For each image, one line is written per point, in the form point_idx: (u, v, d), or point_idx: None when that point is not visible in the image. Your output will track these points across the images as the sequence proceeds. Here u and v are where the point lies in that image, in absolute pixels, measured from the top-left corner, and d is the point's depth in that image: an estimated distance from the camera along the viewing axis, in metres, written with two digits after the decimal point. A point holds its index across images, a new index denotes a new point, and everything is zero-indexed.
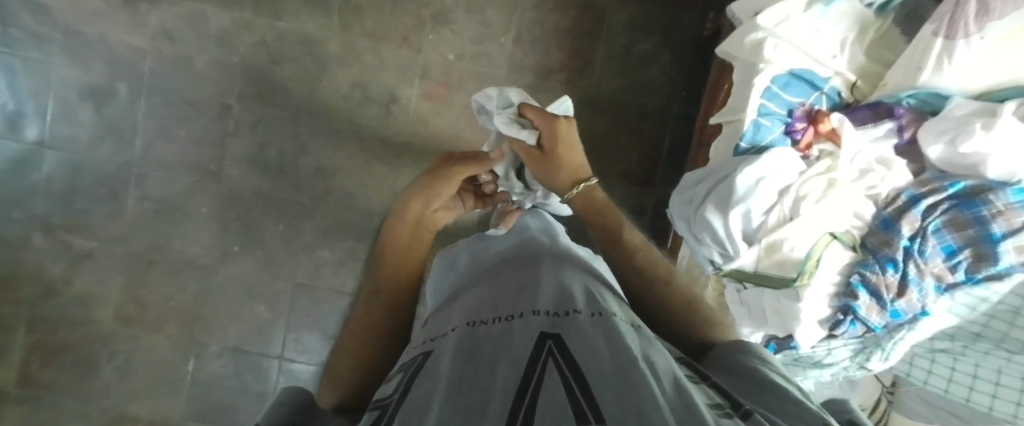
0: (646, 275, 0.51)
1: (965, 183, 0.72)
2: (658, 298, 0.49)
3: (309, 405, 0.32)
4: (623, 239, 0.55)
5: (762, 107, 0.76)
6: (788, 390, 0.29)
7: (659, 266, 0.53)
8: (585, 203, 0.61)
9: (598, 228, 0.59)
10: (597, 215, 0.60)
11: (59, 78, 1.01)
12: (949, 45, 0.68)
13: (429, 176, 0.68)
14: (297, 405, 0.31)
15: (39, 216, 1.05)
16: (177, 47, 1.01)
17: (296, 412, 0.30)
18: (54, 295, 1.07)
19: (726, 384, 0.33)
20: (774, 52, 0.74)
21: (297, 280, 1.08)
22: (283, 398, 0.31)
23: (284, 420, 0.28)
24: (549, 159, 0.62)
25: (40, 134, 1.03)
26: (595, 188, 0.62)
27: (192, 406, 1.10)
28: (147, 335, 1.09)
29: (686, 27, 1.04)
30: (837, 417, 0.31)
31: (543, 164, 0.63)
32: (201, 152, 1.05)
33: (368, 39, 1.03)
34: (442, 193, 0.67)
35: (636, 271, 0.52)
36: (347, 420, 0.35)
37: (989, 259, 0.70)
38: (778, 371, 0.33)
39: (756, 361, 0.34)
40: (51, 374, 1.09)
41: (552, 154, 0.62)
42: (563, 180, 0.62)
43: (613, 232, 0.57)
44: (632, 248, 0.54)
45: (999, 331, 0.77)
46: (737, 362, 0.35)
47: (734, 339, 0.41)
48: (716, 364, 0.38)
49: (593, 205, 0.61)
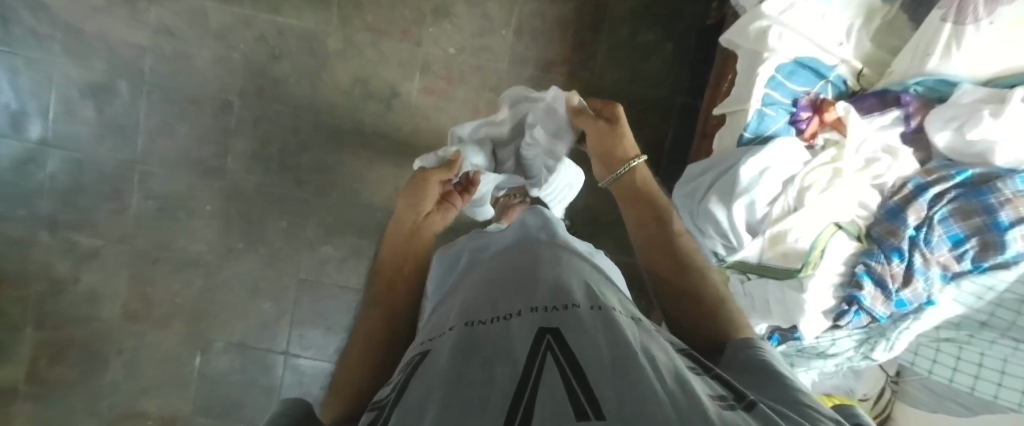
0: (682, 260, 0.52)
1: (972, 171, 0.71)
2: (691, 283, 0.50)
3: (309, 414, 0.33)
4: (673, 224, 0.55)
5: (766, 96, 0.75)
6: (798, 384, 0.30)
7: (698, 254, 0.54)
8: (641, 182, 0.60)
9: (647, 212, 0.57)
10: (644, 196, 0.59)
11: (60, 76, 1.01)
12: (957, 30, 0.67)
13: (410, 186, 0.67)
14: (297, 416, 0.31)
15: (43, 214, 1.05)
16: (177, 43, 1.01)
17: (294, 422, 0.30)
18: (61, 292, 1.08)
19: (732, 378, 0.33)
20: (779, 41, 0.73)
21: (301, 276, 1.09)
22: (283, 410, 0.32)
23: None
24: (612, 132, 0.61)
25: (43, 132, 1.03)
26: (646, 169, 0.61)
27: (200, 401, 1.12)
28: (155, 332, 1.10)
29: (689, 17, 1.03)
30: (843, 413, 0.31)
31: (606, 137, 0.61)
32: (203, 149, 1.05)
33: (368, 33, 1.02)
34: (422, 200, 0.65)
35: (672, 258, 0.53)
36: None
37: (996, 248, 0.69)
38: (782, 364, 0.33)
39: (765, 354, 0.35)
40: (60, 370, 1.10)
41: (613, 126, 0.61)
42: (621, 154, 0.61)
43: (659, 216, 0.57)
44: (679, 234, 0.55)
45: (1004, 320, 0.76)
46: (744, 358, 0.36)
47: (744, 337, 0.41)
48: (725, 361, 0.38)
49: (643, 184, 0.60)
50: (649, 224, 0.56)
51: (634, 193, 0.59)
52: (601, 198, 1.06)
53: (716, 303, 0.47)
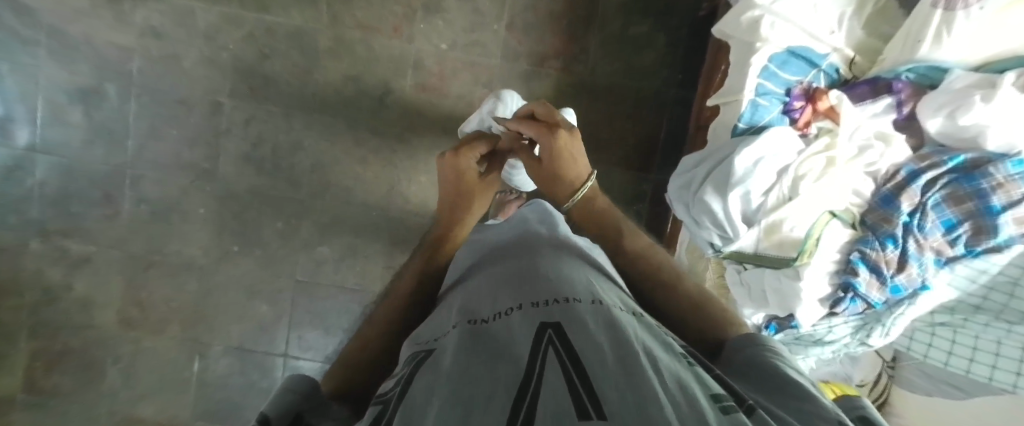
0: (649, 277, 0.49)
1: (965, 156, 0.72)
2: (667, 294, 0.47)
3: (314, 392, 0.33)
4: (626, 249, 0.53)
5: (759, 86, 0.75)
6: (795, 381, 0.30)
7: (666, 267, 0.51)
8: (589, 212, 0.59)
9: (603, 235, 0.56)
10: (597, 221, 0.58)
11: (45, 80, 1.00)
12: (947, 17, 0.68)
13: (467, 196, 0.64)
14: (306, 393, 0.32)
15: (34, 222, 1.04)
16: (165, 45, 1.00)
17: (302, 400, 0.31)
18: (55, 300, 1.07)
19: (733, 382, 0.33)
20: (771, 30, 0.73)
21: (298, 277, 1.08)
22: (288, 385, 0.31)
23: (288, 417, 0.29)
24: (548, 169, 0.61)
25: (31, 138, 1.02)
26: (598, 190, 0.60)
27: (199, 405, 1.11)
28: (151, 337, 1.09)
29: (681, 7, 1.02)
30: (850, 414, 0.31)
31: (544, 173, 0.62)
32: (194, 152, 1.04)
33: (359, 30, 1.01)
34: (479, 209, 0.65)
35: (640, 275, 0.50)
36: (347, 411, 0.36)
37: (988, 232, 0.70)
38: (789, 363, 0.33)
39: (763, 348, 0.35)
40: (56, 378, 1.09)
41: (545, 162, 0.61)
42: (559, 191, 0.61)
43: (614, 238, 0.55)
44: (636, 256, 0.52)
45: (998, 302, 0.76)
46: (742, 355, 0.36)
47: (745, 335, 0.39)
48: (726, 360, 0.37)
49: (590, 209, 0.59)
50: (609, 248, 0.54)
51: (589, 219, 0.58)
52: None
53: (694, 309, 0.45)
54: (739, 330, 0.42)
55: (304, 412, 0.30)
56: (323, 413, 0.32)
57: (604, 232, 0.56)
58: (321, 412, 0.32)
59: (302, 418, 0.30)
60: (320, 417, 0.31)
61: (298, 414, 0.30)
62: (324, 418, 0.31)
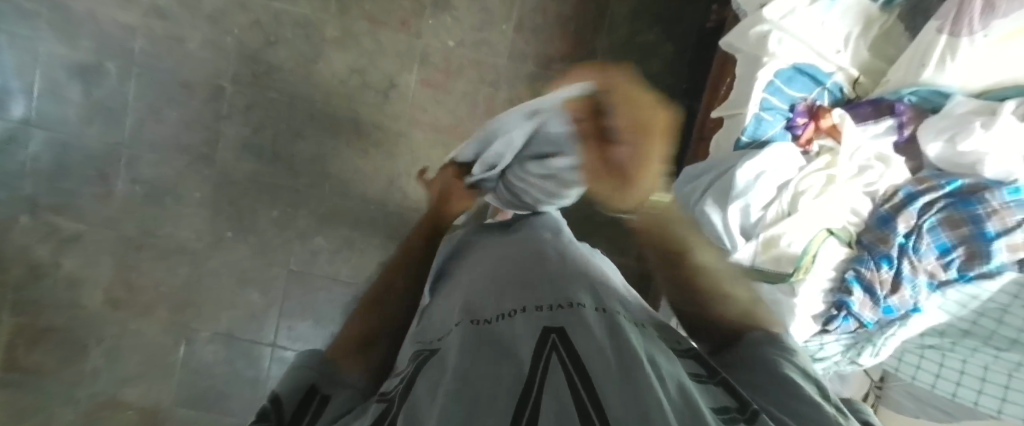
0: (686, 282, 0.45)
1: (962, 181, 0.72)
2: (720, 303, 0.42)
3: (324, 363, 0.33)
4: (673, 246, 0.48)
5: (764, 100, 0.74)
6: (802, 387, 0.29)
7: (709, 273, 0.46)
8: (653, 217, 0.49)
9: (659, 236, 0.49)
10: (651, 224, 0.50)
11: (45, 54, 0.98)
12: (952, 42, 0.68)
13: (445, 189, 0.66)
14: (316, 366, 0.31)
15: (25, 197, 1.02)
16: (169, 26, 0.99)
17: (317, 374, 0.31)
18: (42, 277, 1.05)
19: (736, 375, 0.33)
20: (778, 45, 0.74)
21: (291, 267, 1.07)
22: (302, 362, 0.31)
23: (304, 385, 0.29)
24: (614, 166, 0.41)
25: (26, 112, 1.00)
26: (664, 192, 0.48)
27: (183, 391, 1.09)
28: (138, 320, 1.08)
29: (688, 19, 1.03)
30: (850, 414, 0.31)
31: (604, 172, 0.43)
32: (193, 135, 1.03)
33: (366, 23, 1.01)
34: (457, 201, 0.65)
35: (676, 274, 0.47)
36: (361, 369, 0.35)
37: (981, 257, 0.71)
38: (798, 367, 0.32)
39: (771, 348, 0.34)
40: (38, 356, 1.07)
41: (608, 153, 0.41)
42: (630, 195, 0.41)
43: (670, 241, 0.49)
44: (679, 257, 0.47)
45: (987, 328, 0.78)
46: (746, 353, 0.35)
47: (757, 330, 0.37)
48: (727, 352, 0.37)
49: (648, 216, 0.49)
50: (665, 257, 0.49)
51: (648, 224, 0.50)
52: None
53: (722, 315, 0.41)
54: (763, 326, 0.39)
55: (321, 383, 0.30)
56: (338, 378, 0.32)
57: (663, 236, 0.49)
58: (337, 377, 0.32)
59: (316, 388, 0.30)
60: (338, 388, 0.31)
61: (312, 385, 0.30)
62: (341, 385, 0.31)
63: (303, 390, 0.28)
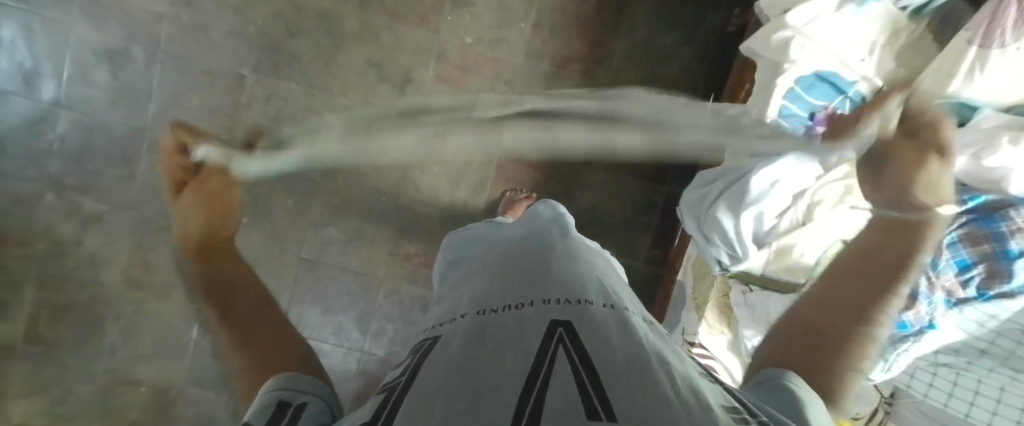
0: (842, 315, 0.39)
1: (987, 197, 0.74)
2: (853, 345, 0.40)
3: (294, 378, 0.38)
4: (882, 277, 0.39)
5: (782, 107, 0.73)
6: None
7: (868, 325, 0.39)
8: (909, 243, 0.38)
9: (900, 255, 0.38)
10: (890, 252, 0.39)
11: (75, 38, 1.01)
12: (983, 52, 0.69)
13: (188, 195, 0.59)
14: (289, 384, 0.38)
15: (51, 176, 1.05)
16: (195, 14, 1.01)
17: (284, 391, 0.37)
18: (64, 254, 1.08)
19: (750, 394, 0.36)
20: (800, 53, 0.77)
21: (303, 255, 1.09)
22: (275, 383, 0.38)
23: (272, 401, 0.36)
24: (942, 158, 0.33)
25: (55, 93, 1.02)
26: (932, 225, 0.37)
27: (196, 370, 1.13)
28: (154, 301, 1.10)
29: (711, 22, 1.03)
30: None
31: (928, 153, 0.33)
32: (212, 120, 1.03)
33: (386, 17, 1.02)
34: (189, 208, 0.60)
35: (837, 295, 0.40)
36: (327, 383, 0.41)
37: (1002, 276, 0.70)
38: (805, 393, 0.36)
39: (783, 377, 0.37)
40: (58, 330, 1.10)
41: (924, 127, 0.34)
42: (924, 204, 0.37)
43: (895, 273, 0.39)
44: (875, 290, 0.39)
45: (1005, 348, 0.75)
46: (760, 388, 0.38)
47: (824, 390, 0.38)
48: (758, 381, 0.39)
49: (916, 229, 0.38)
50: (863, 285, 0.39)
51: (884, 234, 0.39)
52: (602, 201, 1.08)
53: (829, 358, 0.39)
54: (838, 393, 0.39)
55: (285, 398, 0.37)
56: (303, 394, 0.37)
57: (894, 267, 0.38)
58: (302, 395, 0.37)
59: (282, 401, 0.36)
60: (302, 397, 0.37)
61: (278, 399, 0.36)
62: (305, 399, 0.37)
63: (271, 404, 0.35)
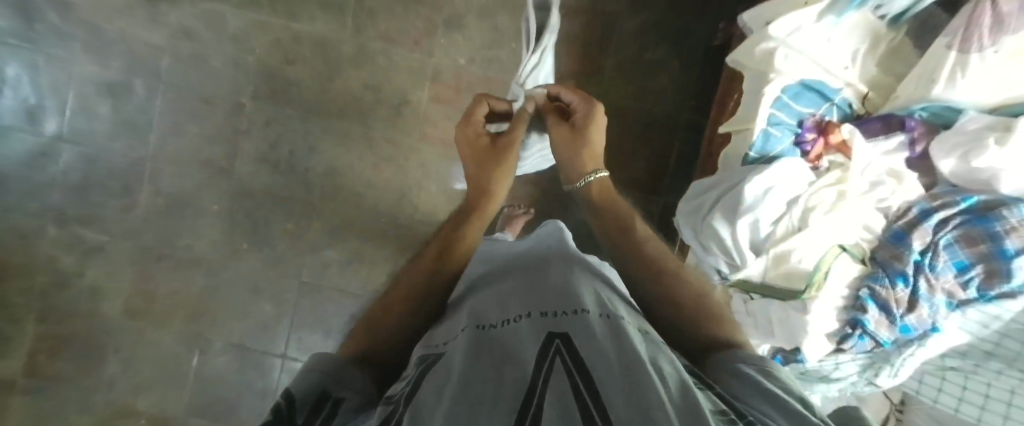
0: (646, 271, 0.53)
1: (978, 198, 0.74)
2: (666, 288, 0.50)
3: (337, 363, 0.35)
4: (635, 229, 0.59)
5: (771, 116, 0.77)
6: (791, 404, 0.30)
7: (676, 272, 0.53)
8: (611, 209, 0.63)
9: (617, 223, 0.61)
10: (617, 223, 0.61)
11: (77, 73, 1.03)
12: (963, 58, 0.71)
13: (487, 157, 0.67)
14: (327, 371, 0.34)
15: (51, 209, 1.06)
16: (194, 46, 1.04)
17: (327, 378, 0.33)
18: (64, 286, 1.08)
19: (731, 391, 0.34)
20: (785, 62, 0.75)
21: (301, 278, 1.09)
22: (314, 365, 0.34)
23: (316, 387, 0.32)
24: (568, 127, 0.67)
25: (58, 127, 1.04)
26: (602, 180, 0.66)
27: (195, 400, 1.11)
28: (154, 330, 1.10)
29: (698, 36, 1.05)
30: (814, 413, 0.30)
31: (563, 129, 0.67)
32: (212, 149, 1.07)
33: (381, 41, 1.05)
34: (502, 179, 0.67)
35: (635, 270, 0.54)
36: (374, 376, 0.37)
37: (1002, 275, 0.71)
38: (775, 383, 0.34)
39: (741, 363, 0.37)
40: (58, 364, 1.09)
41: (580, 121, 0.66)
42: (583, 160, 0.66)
43: (628, 229, 0.59)
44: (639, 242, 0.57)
45: (1011, 349, 0.78)
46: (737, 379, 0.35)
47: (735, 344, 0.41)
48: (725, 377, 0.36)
49: (603, 197, 0.65)
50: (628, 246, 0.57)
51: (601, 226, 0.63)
52: None
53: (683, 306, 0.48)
54: (723, 327, 0.46)
55: (329, 387, 0.33)
56: (348, 385, 0.34)
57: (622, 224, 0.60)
58: (347, 385, 0.34)
59: (326, 391, 0.32)
60: (345, 392, 0.33)
61: (322, 388, 0.32)
62: (348, 391, 0.33)
63: (314, 392, 0.32)
